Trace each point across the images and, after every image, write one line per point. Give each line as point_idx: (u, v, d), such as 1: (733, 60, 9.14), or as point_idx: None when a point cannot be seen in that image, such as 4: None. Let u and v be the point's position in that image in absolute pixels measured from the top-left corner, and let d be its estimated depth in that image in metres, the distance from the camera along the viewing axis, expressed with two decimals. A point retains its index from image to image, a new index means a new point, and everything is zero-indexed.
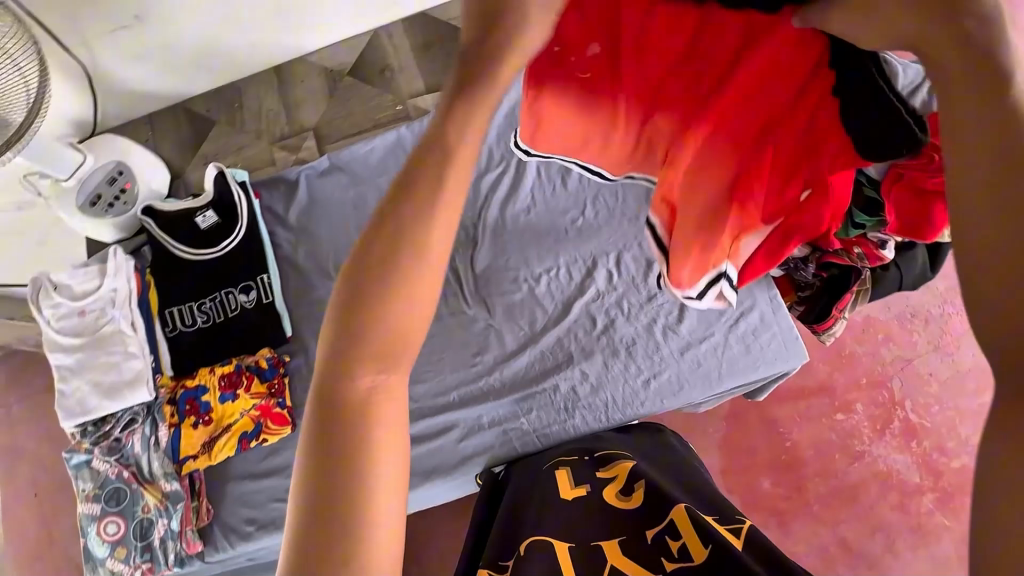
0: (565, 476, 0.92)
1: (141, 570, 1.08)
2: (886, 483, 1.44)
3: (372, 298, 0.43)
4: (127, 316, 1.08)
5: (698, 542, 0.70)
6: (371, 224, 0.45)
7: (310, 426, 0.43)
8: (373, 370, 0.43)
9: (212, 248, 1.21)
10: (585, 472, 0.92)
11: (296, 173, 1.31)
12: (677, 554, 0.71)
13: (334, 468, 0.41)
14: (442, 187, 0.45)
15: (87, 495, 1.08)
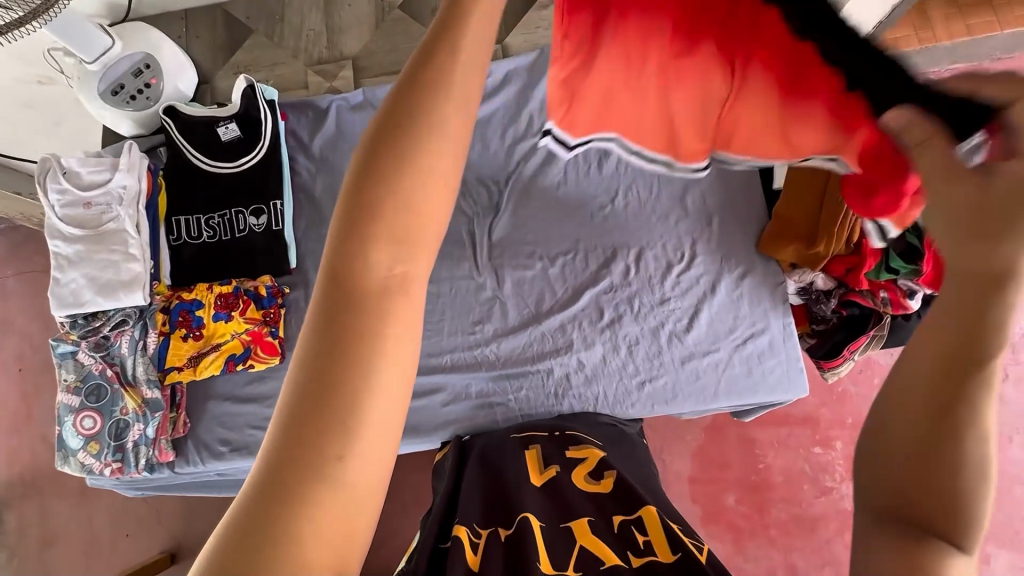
0: (534, 459, 0.88)
1: (111, 468, 1.09)
2: (849, 525, 1.44)
3: (372, 227, 0.34)
4: (131, 216, 1.04)
5: (666, 537, 0.63)
6: (367, 144, 0.35)
7: (275, 418, 0.34)
8: (373, 338, 0.34)
9: (231, 162, 1.17)
10: (556, 455, 0.89)
11: (327, 102, 1.26)
12: (644, 545, 0.63)
13: (314, 456, 0.32)
14: (439, 116, 0.34)
15: (69, 385, 1.08)
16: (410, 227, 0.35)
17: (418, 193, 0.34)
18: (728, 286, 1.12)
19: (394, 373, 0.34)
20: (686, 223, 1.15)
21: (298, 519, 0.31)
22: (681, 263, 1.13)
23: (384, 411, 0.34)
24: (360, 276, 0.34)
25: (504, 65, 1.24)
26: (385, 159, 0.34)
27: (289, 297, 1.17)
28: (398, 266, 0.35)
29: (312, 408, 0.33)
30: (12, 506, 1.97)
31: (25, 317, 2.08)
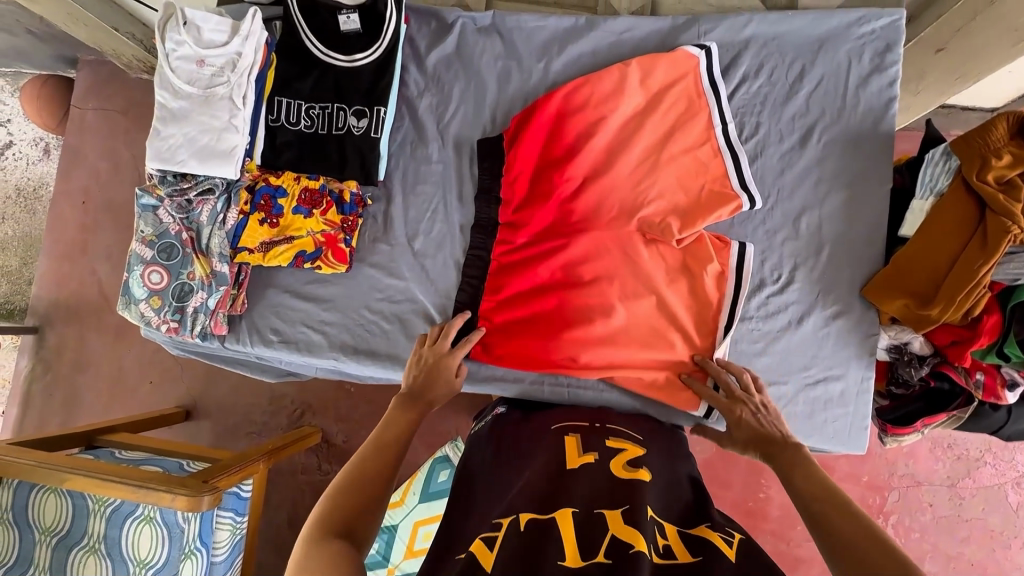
0: (574, 442, 0.85)
1: (167, 326, 1.12)
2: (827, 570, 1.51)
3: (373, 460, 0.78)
4: (241, 86, 1.01)
5: (689, 549, 0.63)
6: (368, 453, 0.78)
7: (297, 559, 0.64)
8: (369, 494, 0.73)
9: (345, 56, 1.12)
10: (596, 441, 0.85)
11: (454, 16, 1.18)
12: (664, 548, 0.63)
13: (335, 538, 0.65)
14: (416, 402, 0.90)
15: (144, 237, 1.10)
16: (365, 495, 0.72)
17: (379, 465, 0.76)
18: (816, 322, 1.06)
19: (363, 527, 0.69)
20: (791, 246, 1.08)
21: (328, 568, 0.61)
22: (776, 284, 1.07)
23: (362, 530, 0.68)
24: (337, 509, 0.69)
25: (648, 26, 1.14)
26: (364, 458, 0.77)
27: (369, 209, 1.16)
28: (357, 511, 0.70)
29: (319, 547, 0.64)
30: (54, 326, 2.08)
31: (97, 153, 2.12)
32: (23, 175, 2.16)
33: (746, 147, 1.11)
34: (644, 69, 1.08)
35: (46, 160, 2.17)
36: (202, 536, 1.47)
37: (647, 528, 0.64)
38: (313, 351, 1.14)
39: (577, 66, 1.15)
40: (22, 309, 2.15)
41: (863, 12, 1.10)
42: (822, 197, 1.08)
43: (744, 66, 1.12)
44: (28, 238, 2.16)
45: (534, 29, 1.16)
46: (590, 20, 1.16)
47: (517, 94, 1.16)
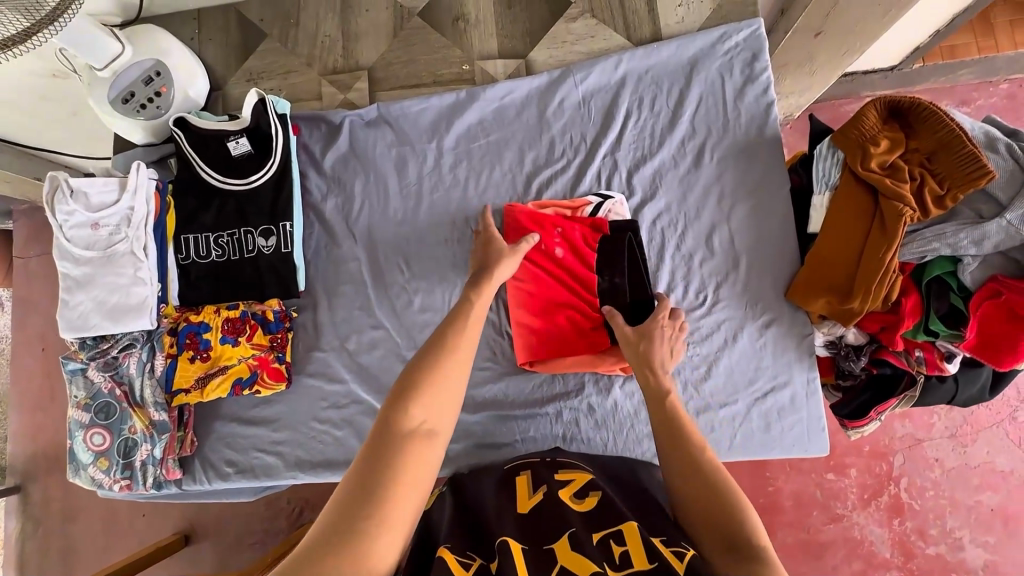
0: (524, 482, 0.85)
1: (120, 485, 1.11)
2: (854, 551, 1.43)
3: (439, 374, 0.70)
4: (140, 238, 1.03)
5: (644, 552, 0.63)
6: (420, 359, 0.71)
7: (354, 485, 0.58)
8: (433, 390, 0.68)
9: (241, 179, 1.13)
10: (544, 475, 0.85)
11: (340, 116, 1.21)
12: (621, 558, 0.63)
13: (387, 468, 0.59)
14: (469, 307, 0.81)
15: (78, 402, 1.09)
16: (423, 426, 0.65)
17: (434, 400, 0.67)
18: (751, 335, 1.07)
19: (425, 455, 0.63)
20: (710, 265, 1.10)
21: (380, 506, 0.57)
22: (704, 306, 1.08)
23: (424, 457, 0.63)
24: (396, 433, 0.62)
25: (527, 86, 1.18)
26: (408, 393, 0.66)
27: (297, 320, 1.16)
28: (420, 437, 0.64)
29: (374, 480, 0.58)
30: (36, 479, 2.04)
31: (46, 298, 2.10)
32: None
33: (645, 179, 1.13)
34: (578, 234, 1.06)
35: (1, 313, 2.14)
36: None
37: (598, 550, 0.64)
38: (271, 474, 1.13)
39: (468, 136, 1.18)
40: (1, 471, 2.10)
41: (723, 29, 1.14)
42: (726, 212, 1.11)
43: (625, 103, 1.16)
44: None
45: (418, 112, 1.19)
46: (471, 92, 1.19)
47: (416, 177, 1.18)
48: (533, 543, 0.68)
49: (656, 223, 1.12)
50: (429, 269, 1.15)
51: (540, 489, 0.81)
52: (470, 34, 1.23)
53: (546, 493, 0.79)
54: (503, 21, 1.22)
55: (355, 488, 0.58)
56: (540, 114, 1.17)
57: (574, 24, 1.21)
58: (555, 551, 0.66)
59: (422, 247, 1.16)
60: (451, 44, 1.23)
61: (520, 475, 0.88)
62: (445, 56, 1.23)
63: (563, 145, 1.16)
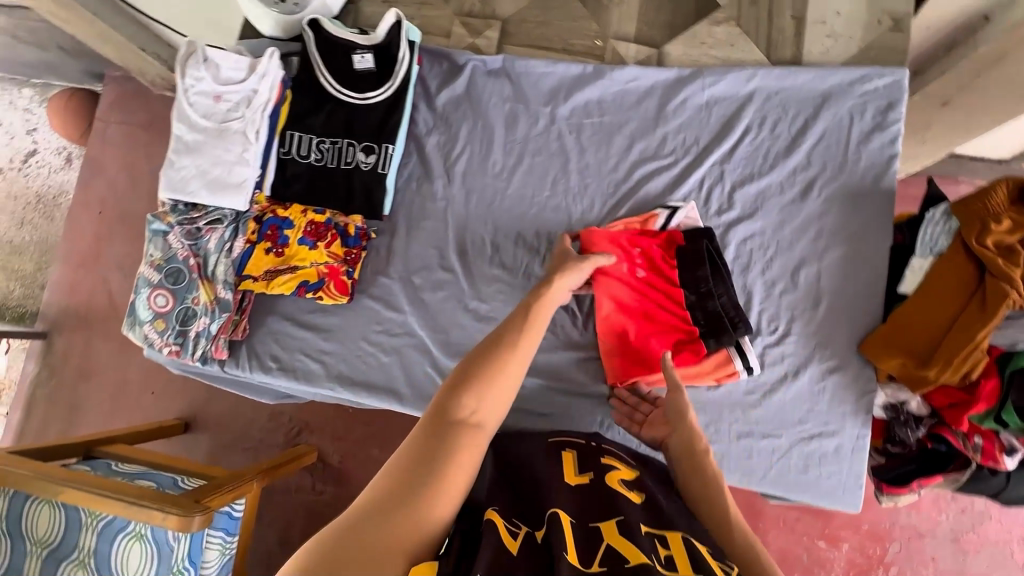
0: (570, 460, 0.85)
1: (169, 349, 1.14)
2: None
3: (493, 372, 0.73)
4: (255, 121, 1.04)
5: (690, 561, 0.60)
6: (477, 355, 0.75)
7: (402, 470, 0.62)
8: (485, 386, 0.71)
9: (357, 93, 1.15)
10: (592, 461, 0.85)
11: (465, 59, 1.22)
12: (666, 558, 0.60)
13: (431, 455, 0.63)
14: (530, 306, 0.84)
15: (153, 261, 1.13)
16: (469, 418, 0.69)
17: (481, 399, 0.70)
18: (813, 376, 1.05)
19: (470, 448, 0.66)
20: (789, 298, 1.08)
21: (422, 486, 0.60)
22: (773, 335, 1.07)
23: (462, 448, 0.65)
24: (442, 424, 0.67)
25: (655, 76, 1.17)
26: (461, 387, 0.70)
27: (373, 242, 1.18)
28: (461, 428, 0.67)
29: (418, 463, 0.62)
30: (62, 331, 2.11)
31: (116, 165, 2.16)
32: (43, 184, 2.21)
33: (748, 198, 1.12)
34: (659, 252, 1.06)
35: (68, 169, 2.22)
36: (190, 558, 1.49)
37: (646, 540, 0.63)
38: (311, 380, 1.15)
39: (583, 110, 1.18)
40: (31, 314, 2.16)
41: (866, 71, 1.12)
42: (820, 251, 1.09)
43: (747, 118, 1.14)
44: (44, 245, 2.19)
45: (542, 74, 1.19)
46: (598, 68, 1.18)
47: (523, 136, 1.18)
48: (580, 520, 0.68)
49: (746, 242, 1.11)
50: (512, 228, 1.16)
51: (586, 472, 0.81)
52: (611, 12, 1.23)
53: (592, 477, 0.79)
54: (647, 8, 1.21)
55: (401, 468, 0.62)
56: (659, 107, 1.16)
57: (717, 28, 1.20)
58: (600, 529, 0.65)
59: (510, 205, 1.17)
60: (589, 16, 1.23)
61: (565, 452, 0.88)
62: (581, 27, 1.22)
63: (674, 143, 1.15)
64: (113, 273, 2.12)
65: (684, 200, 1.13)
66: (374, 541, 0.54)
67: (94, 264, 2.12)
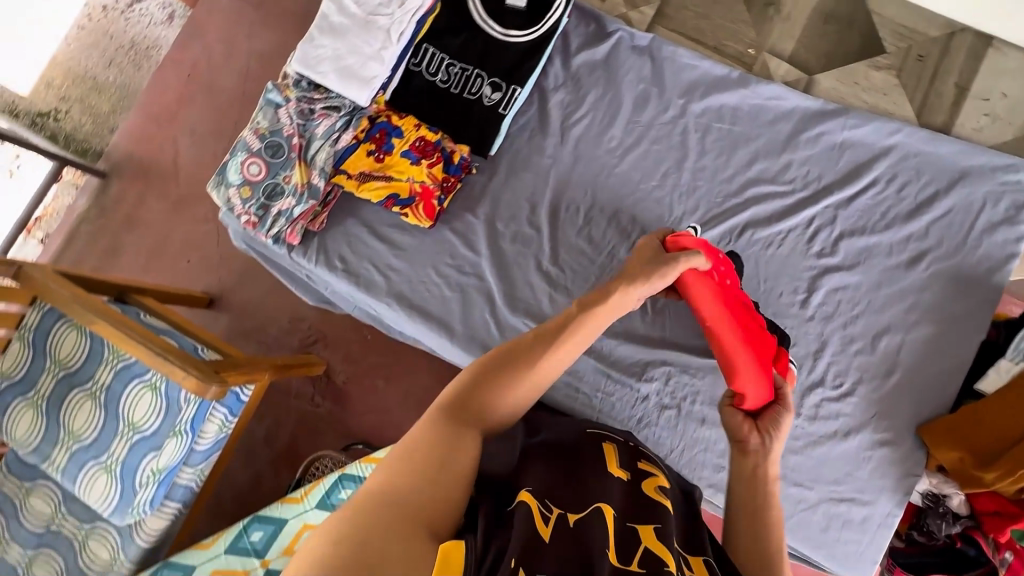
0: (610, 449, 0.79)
1: (247, 218, 1.15)
2: None
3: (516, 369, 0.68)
4: (402, 23, 1.03)
5: None
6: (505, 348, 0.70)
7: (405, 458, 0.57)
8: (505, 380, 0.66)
9: (500, 27, 1.13)
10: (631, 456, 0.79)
11: (615, 27, 1.19)
12: None
13: (438, 449, 0.58)
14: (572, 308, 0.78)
15: (258, 129, 1.14)
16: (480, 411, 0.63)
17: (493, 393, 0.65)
18: (862, 442, 1.03)
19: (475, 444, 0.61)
20: (862, 359, 1.05)
21: (429, 482, 0.55)
22: (835, 390, 1.05)
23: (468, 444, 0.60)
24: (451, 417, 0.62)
25: (798, 101, 1.14)
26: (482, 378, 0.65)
27: (470, 178, 1.17)
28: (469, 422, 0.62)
29: (428, 458, 0.57)
30: (120, 178, 2.10)
31: (216, 35, 2.06)
32: (140, 32, 2.05)
33: (853, 249, 1.09)
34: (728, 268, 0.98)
35: (168, 26, 2.08)
36: (192, 422, 1.51)
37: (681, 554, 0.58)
38: (370, 290, 1.15)
39: (715, 113, 1.15)
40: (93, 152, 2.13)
41: (1014, 161, 1.08)
42: (909, 323, 1.06)
43: (877, 170, 1.10)
44: (125, 90, 2.09)
45: (686, 65, 1.16)
46: (744, 76, 1.15)
47: (648, 120, 1.16)
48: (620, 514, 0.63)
49: (837, 292, 1.08)
50: (609, 206, 1.14)
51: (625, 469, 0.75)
52: (774, 24, 1.19)
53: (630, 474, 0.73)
54: (812, 31, 1.17)
55: (409, 460, 0.56)
56: (792, 133, 1.13)
57: (876, 72, 1.15)
58: (636, 531, 0.61)
59: (614, 183, 1.15)
60: (751, 22, 1.19)
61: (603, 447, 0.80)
62: (738, 30, 1.19)
63: (796, 173, 1.12)
64: (178, 135, 2.09)
65: (788, 232, 1.10)
66: (378, 534, 0.48)
67: (163, 121, 2.09)
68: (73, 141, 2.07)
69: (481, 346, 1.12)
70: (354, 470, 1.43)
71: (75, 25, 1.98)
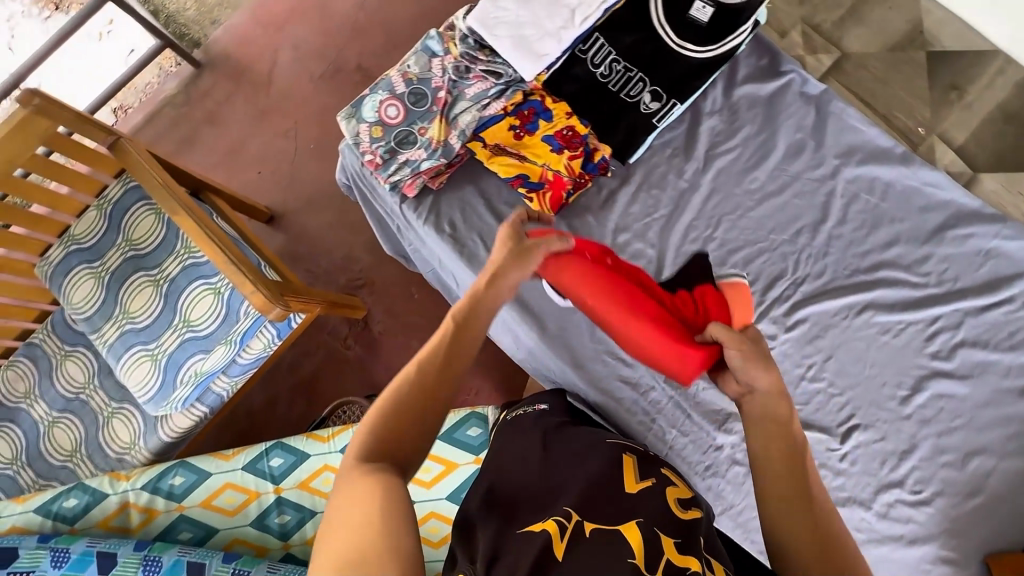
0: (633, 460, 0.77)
1: (370, 157, 1.12)
2: None
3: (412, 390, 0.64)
4: (590, 9, 1.02)
5: None
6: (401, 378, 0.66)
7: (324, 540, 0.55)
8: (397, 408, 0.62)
9: (676, 38, 1.09)
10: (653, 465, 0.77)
11: (790, 68, 1.14)
12: None
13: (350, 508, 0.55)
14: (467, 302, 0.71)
15: (406, 72, 1.10)
16: (399, 442, 0.61)
17: (402, 417, 0.62)
18: (925, 554, 1.00)
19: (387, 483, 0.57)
20: (948, 473, 1.02)
21: (363, 540, 0.52)
22: (912, 495, 1.02)
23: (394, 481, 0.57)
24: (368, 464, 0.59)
25: (957, 196, 1.09)
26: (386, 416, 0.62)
27: (601, 180, 1.14)
28: (388, 460, 0.60)
29: (353, 530, 0.53)
30: (213, 71, 2.13)
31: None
32: None
33: (971, 360, 1.05)
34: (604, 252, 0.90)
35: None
36: (243, 336, 1.49)
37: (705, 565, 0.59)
38: (472, 264, 1.12)
39: (866, 184, 1.11)
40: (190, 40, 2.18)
41: None
42: (1007, 450, 1.02)
43: (1020, 288, 1.05)
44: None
45: (851, 128, 1.12)
46: (907, 156, 1.11)
47: (796, 172, 1.12)
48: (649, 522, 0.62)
49: (941, 398, 1.04)
50: (733, 248, 1.11)
51: (647, 479, 0.72)
52: (951, 110, 1.14)
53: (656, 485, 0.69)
54: (988, 127, 1.12)
55: (333, 547, 0.53)
56: (940, 226, 1.09)
57: None
58: (660, 541, 0.60)
59: (744, 225, 1.11)
60: (927, 102, 1.14)
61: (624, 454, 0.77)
62: (913, 106, 1.14)
63: (933, 268, 1.08)
64: (285, 48, 2.12)
65: (908, 325, 1.07)
66: None
67: (275, 33, 2.13)
68: (174, 23, 2.16)
69: (567, 351, 1.09)
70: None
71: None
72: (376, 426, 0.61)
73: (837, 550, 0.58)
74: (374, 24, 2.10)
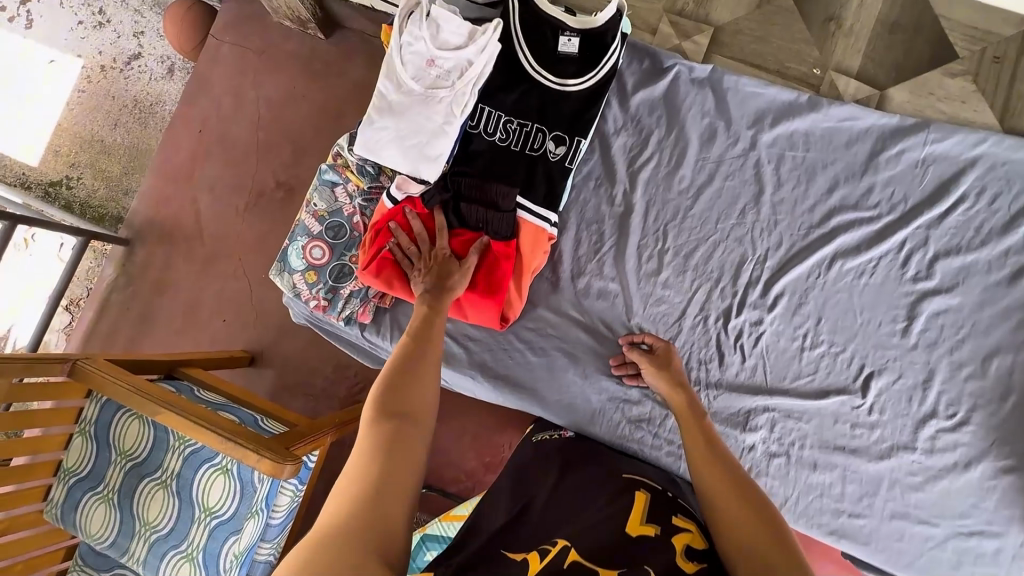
0: (642, 503, 0.76)
1: (316, 303, 1.11)
2: None
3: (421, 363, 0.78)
4: (463, 95, 1.01)
5: None
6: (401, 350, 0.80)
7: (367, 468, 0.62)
8: (414, 368, 0.76)
9: (556, 78, 1.08)
10: (664, 511, 0.76)
11: (672, 62, 1.15)
12: None
13: (384, 448, 0.64)
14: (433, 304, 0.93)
15: (317, 211, 1.10)
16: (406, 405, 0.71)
17: (412, 388, 0.72)
18: (985, 472, 0.99)
19: (412, 432, 0.67)
20: (974, 385, 1.02)
21: (380, 475, 0.61)
22: (949, 420, 1.01)
23: (412, 435, 0.67)
24: (383, 418, 0.67)
25: (874, 119, 1.09)
26: (403, 372, 0.74)
27: None
28: (404, 417, 0.69)
29: (383, 467, 0.62)
30: (144, 243, 1.88)
31: (222, 87, 1.89)
32: (141, 90, 1.97)
33: (951, 270, 1.04)
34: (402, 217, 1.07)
35: (169, 80, 1.98)
36: (269, 499, 1.38)
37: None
38: (453, 364, 1.11)
39: (788, 141, 1.11)
40: (113, 219, 1.96)
41: None
42: (1020, 343, 1.01)
43: (966, 184, 1.06)
44: (134, 151, 1.97)
45: (753, 94, 1.12)
46: (813, 100, 1.11)
47: (718, 155, 1.12)
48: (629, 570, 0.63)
49: (937, 317, 1.04)
50: (688, 251, 1.10)
51: (653, 524, 0.72)
52: (835, 41, 1.14)
53: (659, 531, 0.69)
54: (876, 44, 1.13)
55: (364, 470, 0.61)
56: (871, 153, 1.09)
57: (950, 80, 1.10)
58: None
59: (689, 224, 1.11)
60: (812, 41, 1.15)
61: (639, 492, 0.81)
62: (800, 51, 1.15)
63: (880, 197, 1.08)
64: None
65: (880, 258, 1.06)
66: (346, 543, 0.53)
67: None
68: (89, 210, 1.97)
69: (571, 411, 1.09)
70: (435, 527, 1.14)
71: (75, 90, 1.98)
72: (385, 387, 0.71)
73: (768, 514, 0.65)
74: (276, 136, 1.85)
